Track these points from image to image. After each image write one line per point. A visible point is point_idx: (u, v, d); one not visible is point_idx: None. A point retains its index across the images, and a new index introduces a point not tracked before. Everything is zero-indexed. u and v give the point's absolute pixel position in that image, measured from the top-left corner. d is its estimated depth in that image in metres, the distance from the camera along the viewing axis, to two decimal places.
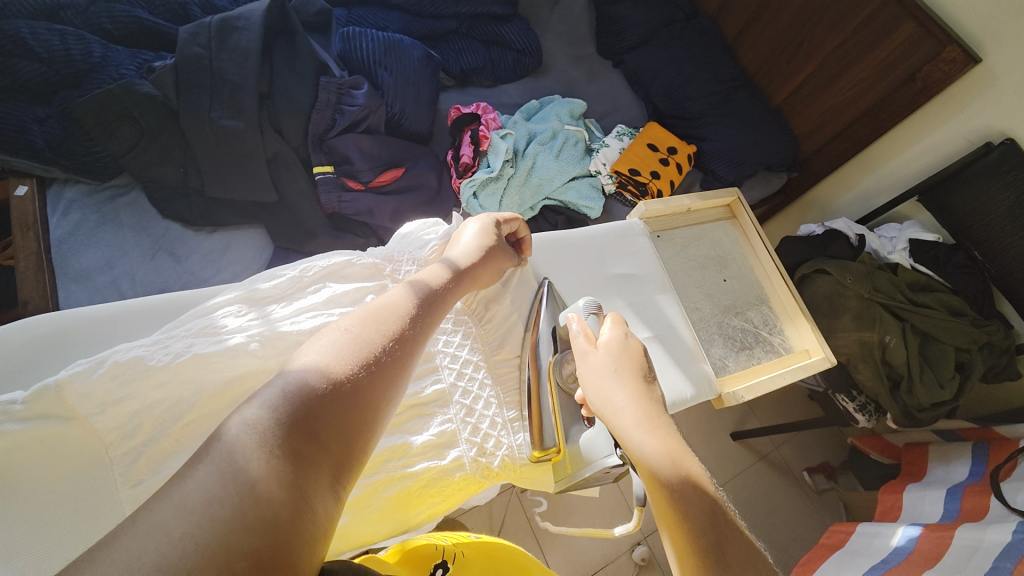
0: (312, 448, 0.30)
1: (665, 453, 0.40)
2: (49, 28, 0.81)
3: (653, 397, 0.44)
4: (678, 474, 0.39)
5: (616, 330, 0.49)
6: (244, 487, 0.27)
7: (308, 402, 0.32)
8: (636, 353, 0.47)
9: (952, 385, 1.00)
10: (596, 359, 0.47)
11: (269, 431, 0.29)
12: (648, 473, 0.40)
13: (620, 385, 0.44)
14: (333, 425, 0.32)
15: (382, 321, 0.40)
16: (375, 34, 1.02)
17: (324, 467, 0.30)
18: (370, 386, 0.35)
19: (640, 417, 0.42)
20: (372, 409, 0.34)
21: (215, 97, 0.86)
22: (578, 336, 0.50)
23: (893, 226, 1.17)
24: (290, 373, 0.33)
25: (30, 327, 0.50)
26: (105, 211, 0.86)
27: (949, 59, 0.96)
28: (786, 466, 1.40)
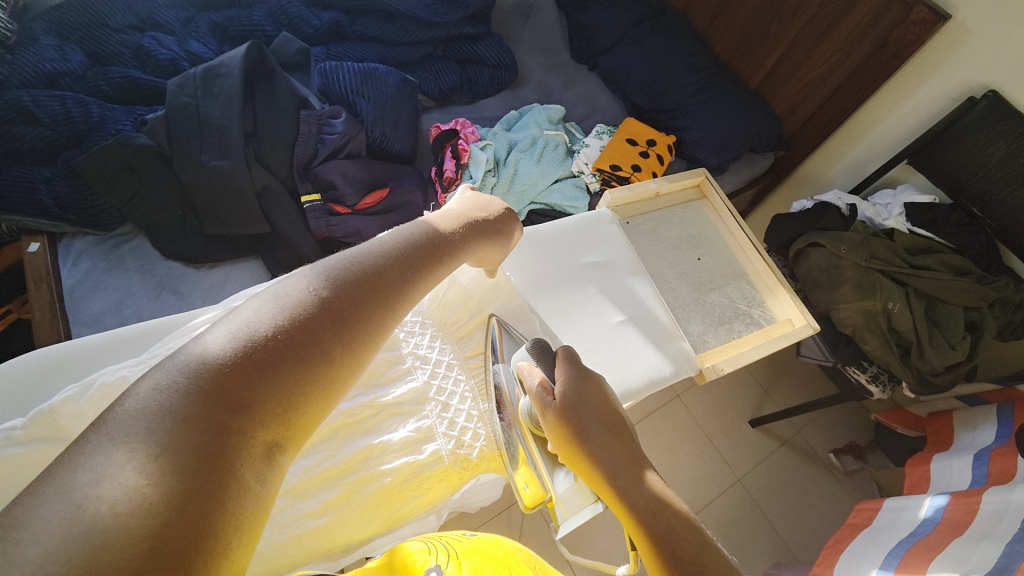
0: (232, 411, 0.32)
1: (648, 500, 0.38)
2: (49, 95, 0.89)
3: (628, 442, 0.43)
4: (658, 519, 0.37)
5: (565, 370, 0.46)
6: (155, 448, 0.29)
7: (222, 371, 0.33)
8: (596, 392, 0.44)
9: (963, 345, 0.96)
10: (559, 410, 0.43)
11: (193, 390, 0.32)
12: (632, 524, 0.38)
13: (592, 431, 0.42)
14: (258, 390, 0.33)
15: (332, 282, 0.40)
16: (351, 65, 1.07)
17: (241, 433, 0.32)
18: (303, 351, 0.36)
19: (618, 465, 0.41)
20: (305, 375, 0.35)
21: (205, 141, 0.91)
22: (533, 389, 0.45)
23: (887, 193, 1.15)
24: (211, 340, 0.35)
25: (28, 361, 0.53)
26: (111, 257, 0.92)
27: (918, 20, 0.95)
28: (811, 450, 1.36)
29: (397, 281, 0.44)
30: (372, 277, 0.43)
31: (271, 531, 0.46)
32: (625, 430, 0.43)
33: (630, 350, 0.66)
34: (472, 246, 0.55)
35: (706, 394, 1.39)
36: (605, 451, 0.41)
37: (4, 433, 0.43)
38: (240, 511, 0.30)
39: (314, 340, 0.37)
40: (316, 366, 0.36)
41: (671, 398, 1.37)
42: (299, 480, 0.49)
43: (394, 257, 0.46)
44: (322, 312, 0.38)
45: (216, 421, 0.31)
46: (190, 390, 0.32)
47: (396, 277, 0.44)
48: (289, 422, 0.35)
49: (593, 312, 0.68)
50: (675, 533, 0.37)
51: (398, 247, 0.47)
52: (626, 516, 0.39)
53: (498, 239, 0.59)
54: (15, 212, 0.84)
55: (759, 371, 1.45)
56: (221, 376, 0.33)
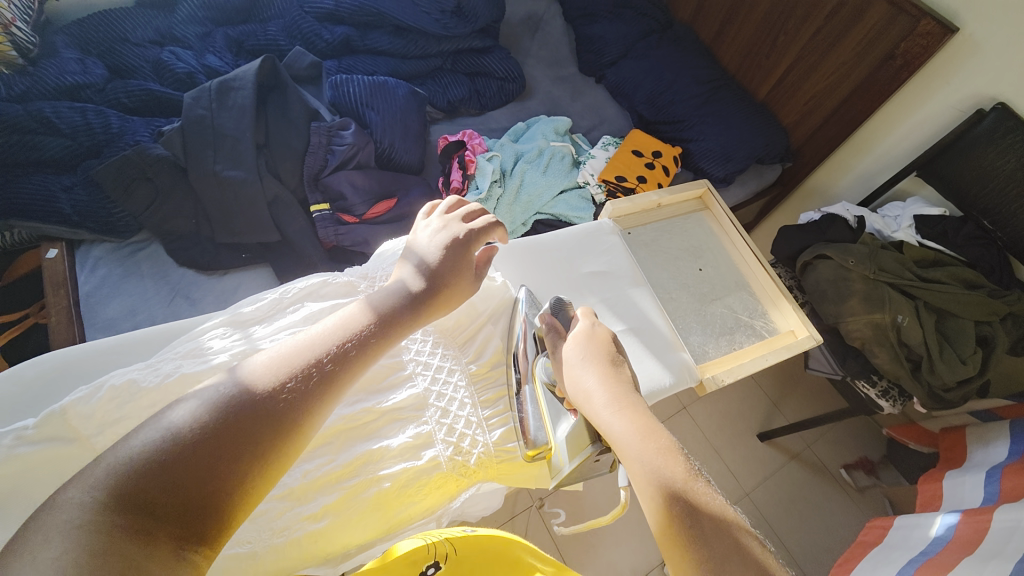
0: (168, 503, 0.32)
1: (634, 427, 0.43)
2: (71, 107, 0.94)
3: (625, 378, 0.48)
4: (648, 444, 0.42)
5: (584, 321, 0.55)
6: (65, 558, 0.29)
7: (162, 462, 0.34)
8: (602, 340, 0.52)
9: (975, 360, 0.94)
10: (566, 350, 0.52)
11: (109, 495, 0.32)
12: (622, 449, 0.42)
13: (591, 371, 0.49)
14: (195, 479, 0.34)
15: (266, 373, 0.41)
16: (361, 78, 1.09)
17: (175, 521, 0.32)
18: (229, 447, 0.36)
19: (610, 396, 0.46)
20: (246, 459, 0.36)
21: (219, 152, 0.94)
22: (550, 334, 0.56)
23: (896, 205, 1.14)
24: (154, 429, 0.36)
25: (42, 363, 0.55)
26: (128, 264, 0.94)
27: (925, 32, 0.95)
28: (822, 466, 1.33)
29: (345, 355, 0.45)
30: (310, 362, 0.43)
31: (270, 534, 0.47)
32: (625, 370, 0.50)
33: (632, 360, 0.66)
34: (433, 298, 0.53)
35: (713, 406, 1.38)
36: (599, 391, 0.47)
37: (17, 432, 0.45)
38: None
39: (239, 434, 0.37)
40: (243, 458, 0.36)
41: (678, 411, 1.36)
42: (298, 484, 0.49)
43: (342, 332, 0.46)
44: (264, 399, 0.39)
45: (136, 525, 0.31)
46: (126, 483, 0.32)
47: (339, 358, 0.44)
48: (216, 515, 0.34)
49: None
50: (660, 460, 0.40)
51: (350, 319, 0.48)
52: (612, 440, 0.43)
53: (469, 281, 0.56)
54: (36, 220, 0.88)
55: (768, 384, 1.44)
56: (160, 468, 0.33)
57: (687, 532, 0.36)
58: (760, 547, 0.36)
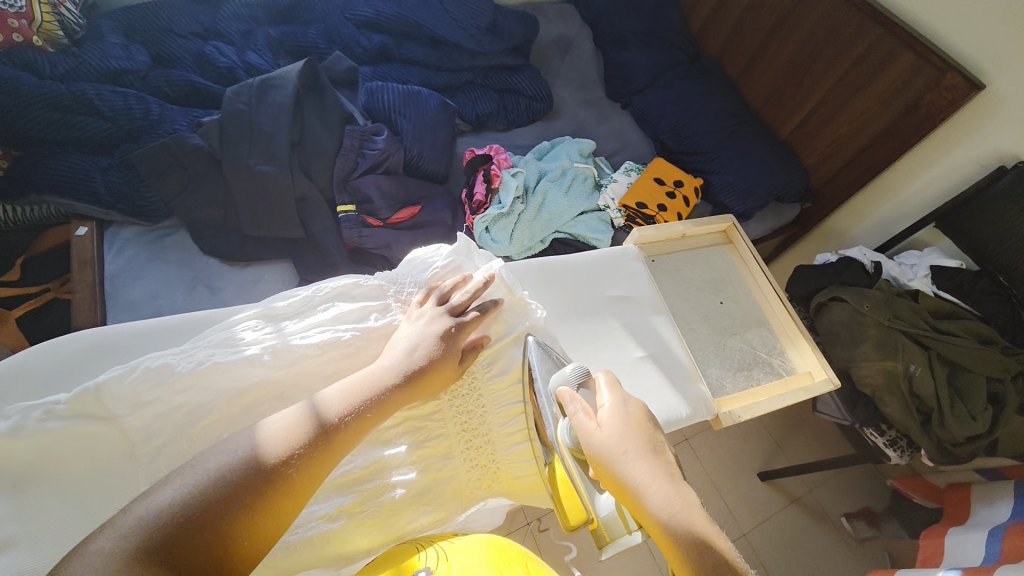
0: (174, 554, 0.36)
1: (688, 529, 0.40)
2: (114, 92, 0.96)
3: (671, 471, 0.43)
4: (701, 550, 0.39)
5: (613, 397, 0.47)
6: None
7: (176, 517, 0.37)
8: (641, 421, 0.45)
9: (985, 416, 0.94)
10: (604, 437, 0.44)
11: (120, 552, 0.35)
12: (674, 551, 0.40)
13: (638, 461, 0.42)
14: (200, 535, 0.37)
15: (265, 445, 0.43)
16: (396, 87, 1.12)
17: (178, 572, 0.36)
18: (223, 514, 0.38)
19: (662, 497, 0.41)
20: (249, 517, 0.39)
21: (253, 146, 0.96)
22: (578, 415, 0.47)
23: (913, 254, 1.14)
24: (180, 480, 0.40)
25: (72, 340, 0.56)
26: (154, 248, 0.96)
27: (950, 86, 0.96)
28: (822, 510, 1.32)
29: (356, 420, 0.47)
30: (306, 434, 0.44)
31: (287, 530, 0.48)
32: (666, 456, 0.44)
33: (649, 387, 0.67)
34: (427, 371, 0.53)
35: (715, 440, 1.37)
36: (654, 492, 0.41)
37: (47, 406, 0.46)
38: None
39: (234, 503, 0.39)
40: (235, 526, 0.39)
41: (679, 441, 1.35)
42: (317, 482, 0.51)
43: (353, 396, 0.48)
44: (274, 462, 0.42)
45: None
46: (142, 532, 0.36)
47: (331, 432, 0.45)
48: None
49: (615, 346, 0.69)
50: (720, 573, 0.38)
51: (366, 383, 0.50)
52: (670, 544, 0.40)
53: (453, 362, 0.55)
54: (69, 197, 0.89)
55: (771, 422, 1.42)
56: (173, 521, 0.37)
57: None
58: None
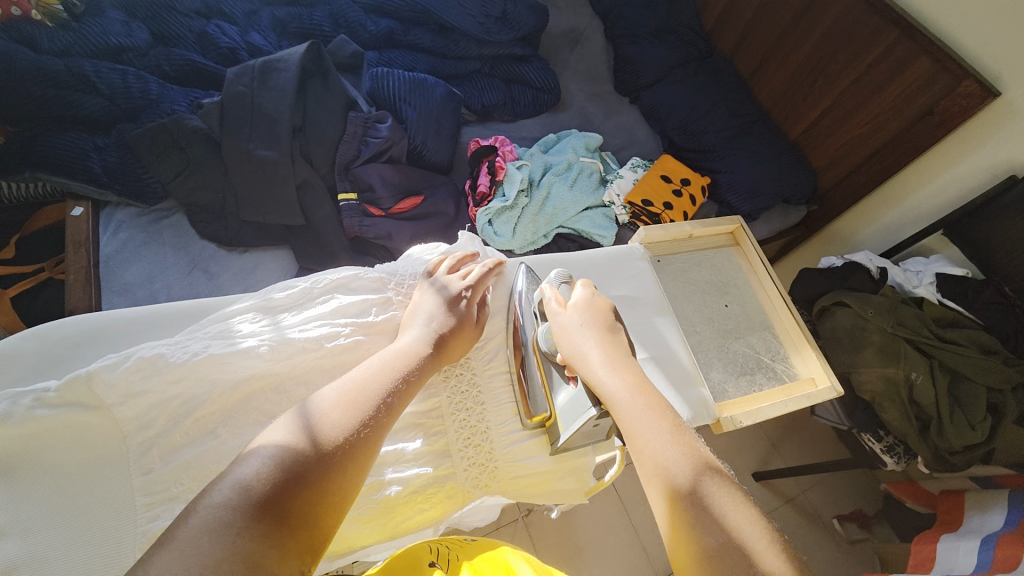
0: (279, 524, 0.35)
1: (627, 387, 0.49)
2: (112, 69, 0.94)
3: (618, 343, 0.53)
4: (634, 401, 0.48)
5: (585, 290, 0.57)
6: (210, 561, 0.32)
7: (274, 486, 0.37)
8: (601, 308, 0.55)
9: (984, 427, 0.93)
10: (566, 318, 0.54)
11: (240, 507, 0.35)
12: (614, 404, 0.48)
13: (592, 334, 0.53)
14: (300, 506, 0.37)
15: (338, 411, 0.43)
16: (402, 74, 1.09)
17: (286, 541, 0.35)
18: (325, 470, 0.39)
19: (607, 359, 0.51)
20: (338, 486, 0.39)
21: (254, 130, 0.94)
22: (550, 301, 0.57)
23: (918, 260, 1.13)
24: (263, 453, 0.39)
25: (66, 325, 0.55)
26: (149, 231, 0.94)
27: (966, 93, 0.95)
28: (814, 512, 1.32)
29: (405, 394, 0.48)
30: (377, 398, 0.45)
31: None
32: (622, 337, 0.54)
33: None
34: (446, 347, 0.55)
35: (710, 439, 1.36)
36: (602, 365, 0.50)
37: (37, 393, 0.46)
38: None
39: (324, 471, 0.39)
40: (336, 484, 0.39)
41: None
42: None
43: (398, 370, 0.49)
44: (352, 432, 0.42)
45: (263, 536, 0.34)
46: (239, 506, 0.35)
47: (396, 395, 0.47)
48: (318, 535, 0.37)
49: None
50: (651, 421, 0.46)
51: (405, 361, 0.50)
52: (613, 398, 0.48)
53: (473, 330, 0.58)
54: (64, 176, 0.87)
55: (768, 424, 1.42)
56: (271, 491, 0.36)
57: (683, 500, 0.41)
58: (721, 489, 0.42)
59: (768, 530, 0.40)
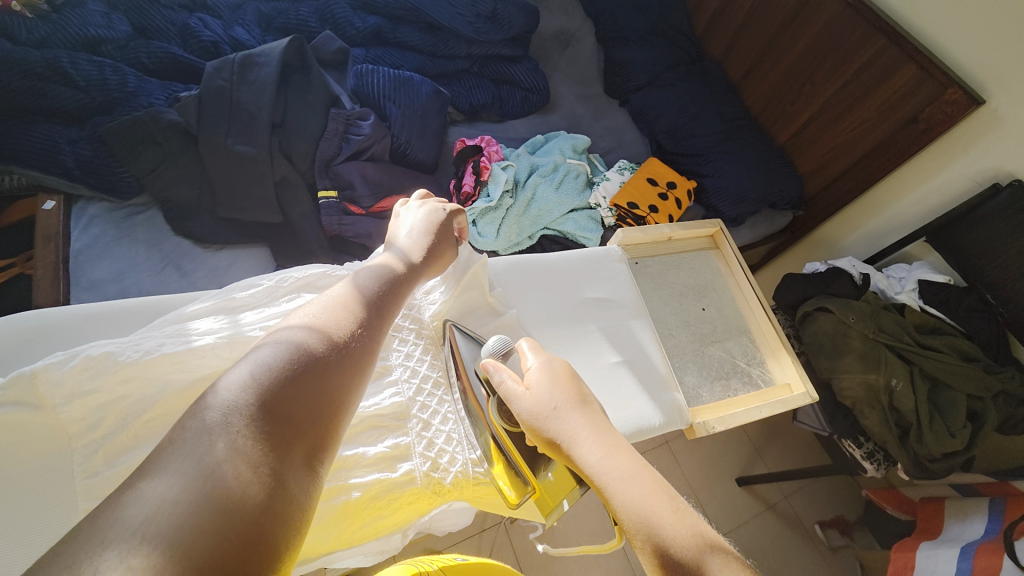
0: (288, 424, 0.34)
1: (626, 470, 0.40)
2: (89, 60, 0.92)
3: (598, 418, 0.45)
4: (634, 479, 0.40)
5: (538, 357, 0.50)
6: (224, 455, 0.30)
7: (280, 384, 0.35)
8: (564, 374, 0.48)
9: (963, 434, 0.92)
10: (533, 400, 0.46)
11: (243, 405, 0.33)
12: (612, 499, 0.39)
13: (569, 414, 0.44)
14: (306, 402, 0.35)
15: (333, 320, 0.42)
16: (387, 71, 1.08)
17: (297, 437, 0.34)
18: (328, 372, 0.38)
19: (594, 442, 0.42)
20: (343, 384, 0.38)
21: (232, 125, 0.93)
22: (507, 381, 0.49)
23: (901, 267, 1.13)
24: (265, 353, 0.37)
25: (18, 323, 0.54)
26: (122, 226, 0.93)
27: (951, 101, 0.95)
28: (796, 518, 1.32)
29: (391, 311, 0.49)
30: (367, 311, 0.46)
31: None
32: (596, 407, 0.46)
33: (623, 393, 0.65)
34: (426, 270, 0.58)
35: (695, 444, 1.36)
36: (592, 445, 0.42)
37: None
38: (296, 516, 0.30)
39: (329, 369, 0.38)
40: (341, 387, 0.38)
41: (659, 444, 1.34)
42: None
43: (385, 289, 0.50)
44: (350, 337, 0.42)
45: (268, 431, 0.32)
46: (243, 404, 0.33)
47: (385, 309, 0.48)
48: (328, 430, 0.36)
49: (590, 349, 0.68)
50: (647, 504, 0.38)
51: (389, 284, 0.51)
52: (605, 489, 0.40)
53: (455, 251, 0.63)
54: (34, 168, 0.85)
55: (752, 430, 1.42)
56: (275, 389, 0.35)
57: None
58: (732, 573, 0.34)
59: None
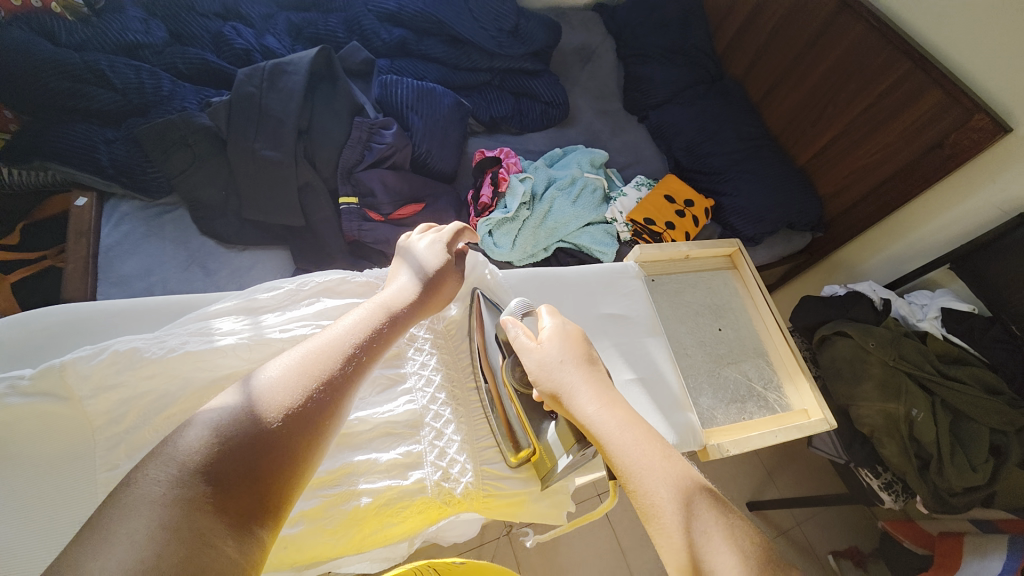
0: (226, 491, 0.33)
1: (619, 421, 0.46)
2: (127, 64, 0.96)
3: (600, 376, 0.51)
4: (629, 432, 0.45)
5: (554, 319, 0.56)
6: (152, 528, 0.30)
7: (224, 446, 0.35)
8: (575, 337, 0.54)
9: (985, 469, 0.89)
10: (543, 353, 0.52)
11: (182, 472, 0.33)
12: (606, 440, 0.46)
13: (573, 369, 0.51)
14: (251, 465, 0.34)
15: (301, 366, 0.41)
16: (410, 82, 1.10)
17: (235, 506, 0.33)
18: (277, 431, 0.37)
19: (594, 395, 0.48)
20: (298, 440, 0.37)
21: (260, 130, 0.95)
22: (520, 335, 0.55)
23: (924, 293, 1.11)
24: (216, 412, 0.37)
25: (49, 316, 0.56)
26: (151, 224, 0.95)
27: (977, 127, 0.93)
28: (809, 547, 1.28)
29: (377, 348, 0.47)
30: (344, 353, 0.44)
31: None
32: (600, 368, 0.53)
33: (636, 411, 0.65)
34: (426, 301, 0.57)
35: (705, 465, 1.34)
36: (592, 401, 0.48)
37: (11, 381, 0.46)
38: None
39: (282, 426, 0.37)
40: (291, 451, 0.36)
41: None
42: None
43: (372, 326, 0.49)
44: (316, 385, 0.40)
45: (200, 505, 0.32)
46: (181, 472, 0.33)
47: (369, 348, 0.46)
48: (272, 494, 0.35)
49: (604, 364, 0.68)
50: (639, 447, 0.44)
51: (377, 319, 0.50)
52: (602, 437, 0.46)
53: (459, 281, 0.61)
54: (71, 166, 0.89)
55: (765, 453, 1.39)
56: (219, 453, 0.34)
57: (683, 524, 0.40)
58: (706, 511, 0.40)
59: (746, 547, 0.39)
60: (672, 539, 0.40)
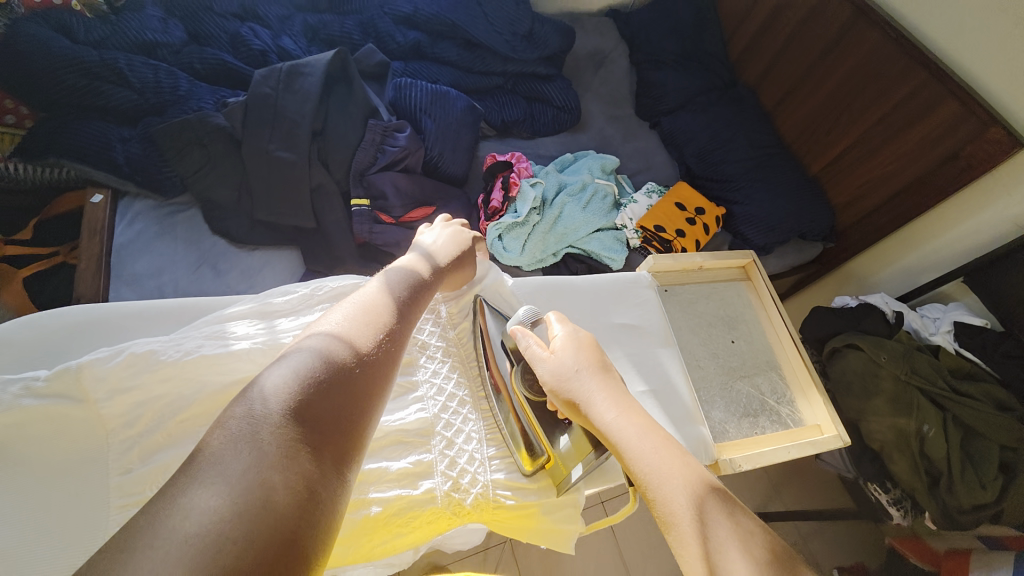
0: (320, 433, 0.33)
1: (634, 425, 0.46)
2: (144, 63, 0.96)
3: (615, 382, 0.51)
4: (646, 442, 0.45)
5: (566, 326, 0.56)
6: (257, 465, 0.30)
7: (309, 392, 0.35)
8: (590, 345, 0.54)
9: (995, 486, 0.88)
10: (556, 363, 0.52)
11: (271, 414, 0.33)
12: (622, 450, 0.45)
13: (588, 377, 0.50)
14: (336, 409, 0.35)
15: (362, 323, 0.42)
16: (424, 85, 1.10)
17: (329, 447, 0.33)
18: (354, 380, 0.37)
19: (609, 402, 0.48)
20: (371, 389, 0.38)
21: (274, 131, 0.96)
22: (532, 345, 0.55)
23: (936, 308, 1.10)
24: (295, 360, 0.37)
25: (66, 315, 0.56)
26: (164, 223, 0.96)
27: (994, 140, 0.92)
28: (814, 560, 1.27)
29: (415, 314, 0.49)
30: (392, 315, 0.45)
31: None
32: (614, 374, 0.52)
33: None
34: (446, 276, 0.58)
35: None
36: (608, 410, 0.48)
37: (26, 382, 0.46)
38: (324, 528, 0.30)
39: (357, 375, 0.38)
40: (367, 398, 0.37)
41: None
42: None
43: (409, 293, 0.50)
44: (378, 341, 0.42)
45: (297, 442, 0.32)
46: (273, 414, 0.33)
47: (411, 314, 0.48)
48: (357, 435, 0.36)
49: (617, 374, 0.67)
50: (656, 452, 0.44)
51: (413, 287, 0.51)
52: (621, 448, 0.45)
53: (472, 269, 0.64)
54: (87, 164, 0.89)
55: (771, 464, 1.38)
56: (305, 397, 0.34)
57: (708, 524, 0.39)
58: (726, 516, 0.40)
59: (762, 545, 0.38)
60: (690, 549, 0.39)
